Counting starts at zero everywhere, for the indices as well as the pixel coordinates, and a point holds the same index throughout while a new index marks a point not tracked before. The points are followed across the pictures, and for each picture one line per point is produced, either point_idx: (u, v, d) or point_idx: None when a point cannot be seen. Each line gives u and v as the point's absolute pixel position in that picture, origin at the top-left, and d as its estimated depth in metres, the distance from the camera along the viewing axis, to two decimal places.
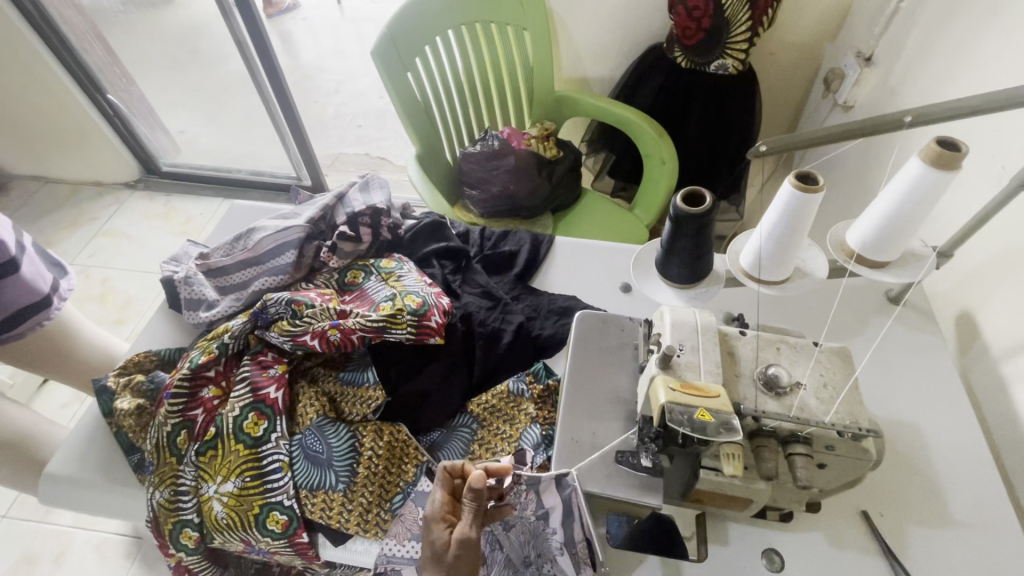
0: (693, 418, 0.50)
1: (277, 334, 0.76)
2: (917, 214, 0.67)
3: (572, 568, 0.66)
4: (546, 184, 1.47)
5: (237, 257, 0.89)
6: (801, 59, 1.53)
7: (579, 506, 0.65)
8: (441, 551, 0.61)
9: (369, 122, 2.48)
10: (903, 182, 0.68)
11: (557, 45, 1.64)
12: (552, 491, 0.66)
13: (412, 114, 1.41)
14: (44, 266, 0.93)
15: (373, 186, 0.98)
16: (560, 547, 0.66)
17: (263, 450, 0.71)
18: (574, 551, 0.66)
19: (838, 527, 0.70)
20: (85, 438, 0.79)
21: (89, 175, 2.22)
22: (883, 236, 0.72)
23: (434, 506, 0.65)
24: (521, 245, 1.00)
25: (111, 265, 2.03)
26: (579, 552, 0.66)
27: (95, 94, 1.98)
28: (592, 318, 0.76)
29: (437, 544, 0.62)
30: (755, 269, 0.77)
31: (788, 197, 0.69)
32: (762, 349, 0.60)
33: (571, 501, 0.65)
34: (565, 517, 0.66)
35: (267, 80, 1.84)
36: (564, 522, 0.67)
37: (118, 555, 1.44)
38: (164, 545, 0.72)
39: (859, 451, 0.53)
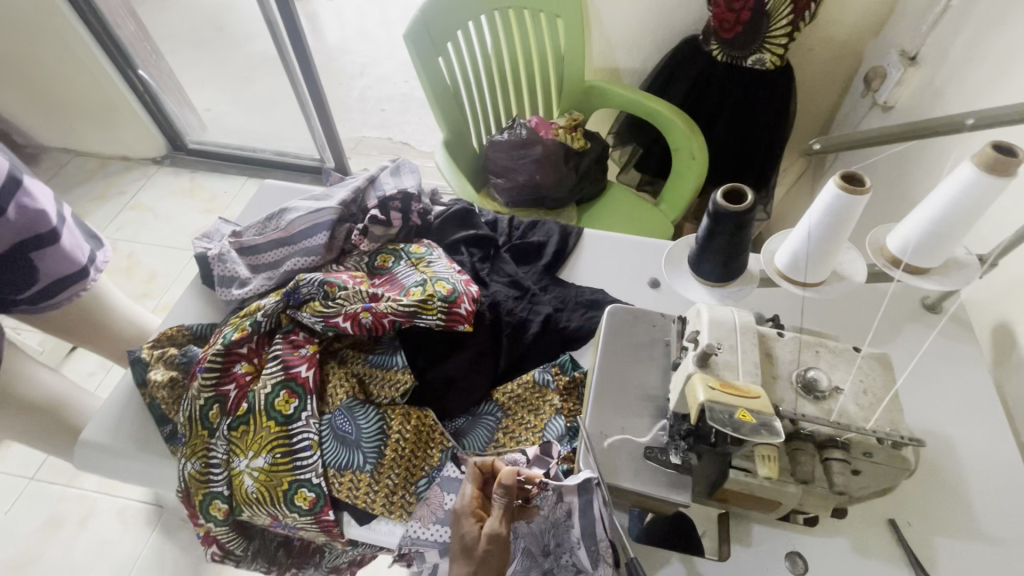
0: (733, 418, 0.49)
1: (310, 314, 0.77)
2: (963, 220, 0.66)
3: (590, 562, 0.64)
4: (572, 175, 1.46)
5: (270, 235, 0.90)
6: (840, 56, 1.49)
7: (600, 512, 0.63)
8: (471, 545, 0.62)
9: (392, 106, 2.48)
10: (952, 186, 0.66)
11: (589, 34, 1.61)
12: (573, 493, 0.65)
13: (441, 100, 1.41)
14: (82, 238, 0.95)
15: (404, 170, 0.98)
16: (577, 541, 0.65)
17: (294, 428, 0.71)
18: (592, 546, 0.64)
19: (862, 533, 0.69)
20: (119, 407, 0.81)
21: (117, 149, 2.25)
22: (927, 242, 0.70)
23: (464, 500, 0.67)
24: (549, 235, 1.00)
25: (137, 239, 2.07)
26: (599, 550, 0.63)
27: (127, 70, 2.01)
28: (623, 313, 0.75)
29: (467, 537, 0.64)
30: (790, 269, 0.76)
31: (831, 197, 0.68)
32: (801, 352, 0.59)
33: (592, 506, 0.63)
34: (584, 514, 0.64)
35: (295, 60, 1.84)
36: (583, 520, 0.64)
37: (140, 521, 1.48)
38: (194, 514, 0.74)
39: (899, 460, 0.53)
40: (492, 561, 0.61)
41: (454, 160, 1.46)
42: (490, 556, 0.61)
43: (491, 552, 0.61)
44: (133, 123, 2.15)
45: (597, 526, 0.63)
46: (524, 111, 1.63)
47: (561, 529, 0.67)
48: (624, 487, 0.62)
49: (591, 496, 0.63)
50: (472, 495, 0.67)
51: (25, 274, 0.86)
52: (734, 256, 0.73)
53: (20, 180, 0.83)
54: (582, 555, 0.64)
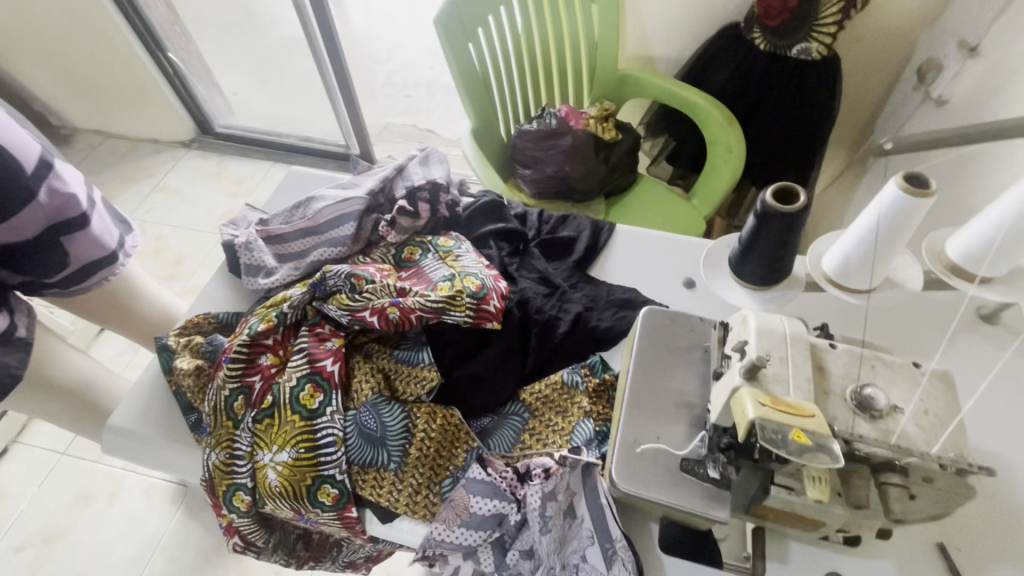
0: (787, 439, 0.46)
1: (336, 307, 0.75)
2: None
3: (602, 563, 0.62)
4: (601, 168, 1.42)
5: (297, 224, 0.89)
6: (892, 45, 1.40)
7: (608, 500, 0.65)
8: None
9: (418, 93, 2.46)
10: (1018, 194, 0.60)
11: (624, 21, 1.56)
12: (579, 481, 0.68)
13: (470, 87, 1.38)
14: (112, 223, 0.95)
15: (433, 160, 0.95)
16: (589, 538, 0.64)
17: (318, 424, 0.70)
18: (606, 546, 0.63)
19: (905, 553, 0.67)
20: (147, 393, 0.81)
21: (147, 133, 2.27)
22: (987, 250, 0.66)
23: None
24: (580, 230, 0.96)
25: (165, 221, 2.09)
26: (612, 549, 0.62)
27: (157, 52, 2.02)
28: (660, 315, 0.72)
29: None
30: (839, 275, 0.73)
31: (892, 199, 0.63)
32: (856, 367, 0.55)
33: (597, 493, 0.66)
34: (592, 503, 0.66)
35: (323, 45, 1.82)
36: (593, 511, 0.65)
37: (165, 500, 1.51)
38: (218, 504, 0.74)
39: (963, 487, 0.49)
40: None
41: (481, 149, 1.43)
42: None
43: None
44: (163, 106, 2.17)
45: (609, 521, 0.63)
46: (553, 100, 1.58)
47: (578, 533, 0.66)
48: (657, 499, 0.60)
49: (593, 486, 0.67)
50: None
51: (57, 257, 0.87)
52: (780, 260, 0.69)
53: (52, 163, 0.83)
54: (595, 553, 0.63)
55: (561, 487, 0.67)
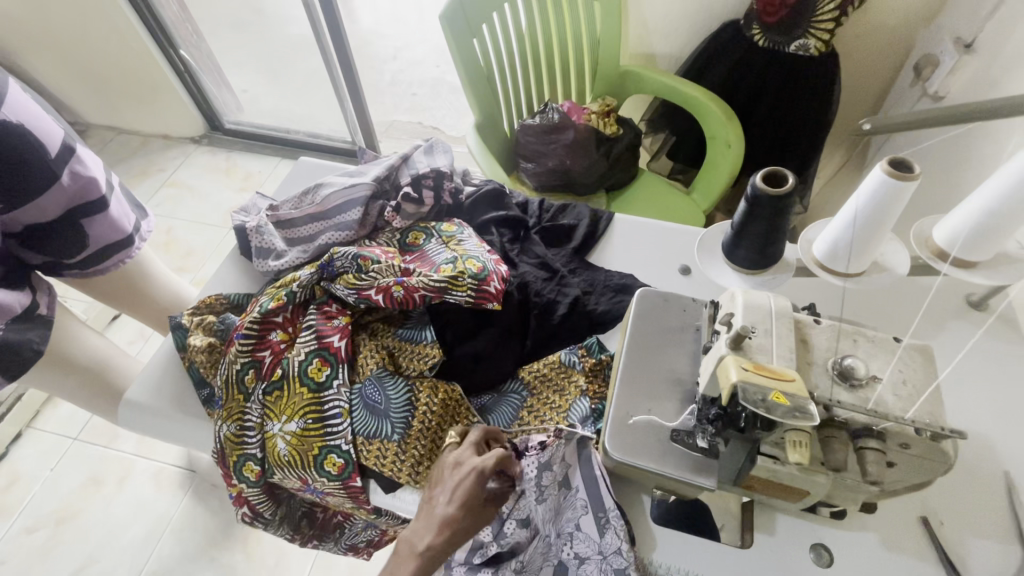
0: (766, 400, 0.49)
1: (343, 286, 0.78)
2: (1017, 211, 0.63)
3: (595, 530, 0.66)
4: (603, 162, 1.45)
5: (306, 210, 0.92)
6: (891, 42, 1.42)
7: (601, 471, 0.68)
8: (481, 506, 0.61)
9: (424, 91, 2.50)
10: (1004, 179, 0.64)
11: (627, 18, 1.58)
12: (574, 454, 0.71)
13: (475, 82, 1.41)
14: (129, 207, 0.99)
15: (437, 150, 0.99)
16: (583, 507, 0.67)
17: (326, 396, 0.73)
18: (600, 515, 0.66)
19: (889, 527, 0.69)
20: (162, 369, 0.84)
21: (158, 128, 2.32)
22: (975, 235, 0.68)
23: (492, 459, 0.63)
24: (580, 219, 0.99)
25: (176, 215, 2.13)
26: (605, 517, 0.65)
27: (168, 49, 2.06)
28: (654, 297, 0.75)
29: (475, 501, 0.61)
30: (827, 258, 0.74)
31: (878, 183, 0.65)
32: (839, 340, 0.58)
33: (591, 464, 0.69)
34: (586, 471, 0.69)
35: (331, 42, 1.86)
36: (587, 481, 0.68)
37: (174, 484, 1.55)
38: (228, 475, 0.77)
39: (938, 452, 0.52)
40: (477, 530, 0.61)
41: (485, 142, 1.46)
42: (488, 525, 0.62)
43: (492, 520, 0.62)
44: (174, 102, 2.21)
45: (603, 492, 0.66)
46: (557, 95, 1.61)
47: (573, 503, 0.69)
48: (647, 466, 0.63)
49: (588, 458, 0.70)
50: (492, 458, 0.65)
51: (77, 240, 0.90)
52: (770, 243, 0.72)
53: (73, 148, 0.87)
54: (589, 521, 0.66)
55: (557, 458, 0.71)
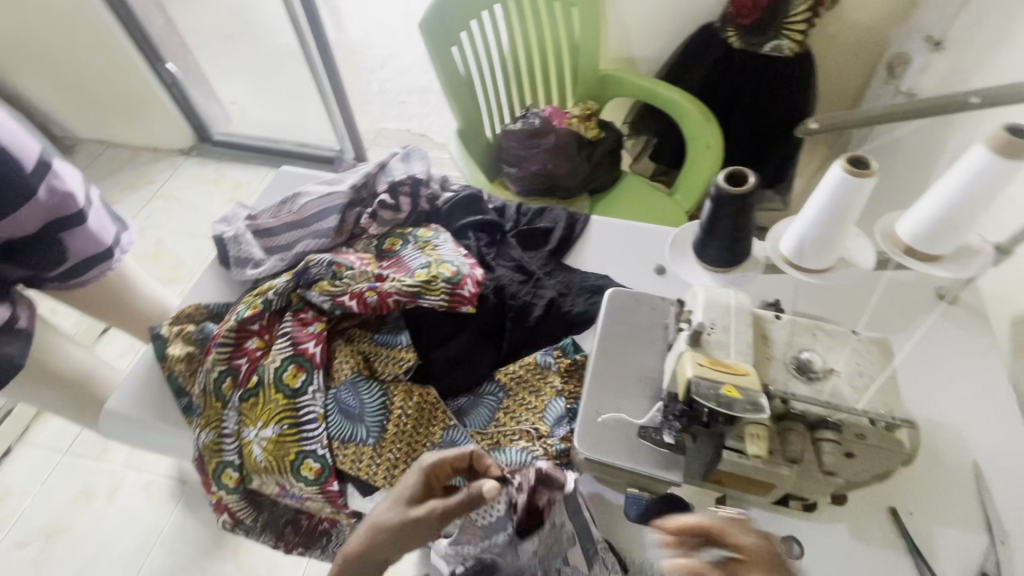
0: (719, 394, 0.51)
1: (318, 293, 0.79)
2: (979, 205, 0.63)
3: (585, 564, 0.64)
4: (585, 165, 1.45)
5: (284, 219, 0.93)
6: (865, 42, 1.45)
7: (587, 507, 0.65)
8: (405, 506, 0.65)
9: (412, 99, 2.51)
10: (965, 172, 0.63)
11: (605, 23, 1.61)
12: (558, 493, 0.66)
13: (456, 89, 1.43)
14: (108, 220, 0.99)
15: (414, 157, 1.00)
16: (570, 540, 0.65)
17: (301, 402, 0.74)
18: (587, 546, 0.64)
19: (862, 522, 0.70)
20: (140, 380, 0.85)
21: (147, 141, 2.33)
22: (939, 229, 0.67)
23: (435, 463, 0.67)
24: (557, 221, 1.00)
25: (166, 227, 2.14)
26: (596, 549, 0.64)
27: (156, 63, 2.08)
28: (625, 297, 0.76)
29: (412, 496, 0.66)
30: (796, 256, 0.72)
31: (837, 180, 0.65)
32: (796, 333, 0.59)
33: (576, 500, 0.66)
34: (574, 514, 0.65)
35: (316, 52, 1.88)
36: (574, 518, 0.65)
37: (164, 495, 1.55)
38: (207, 482, 0.78)
39: (891, 441, 0.53)
40: (401, 529, 0.64)
41: (467, 149, 1.48)
42: (414, 531, 0.65)
43: (417, 526, 0.64)
44: (163, 115, 2.23)
45: (592, 527, 0.65)
46: (538, 100, 1.63)
47: (556, 536, 0.66)
48: (618, 463, 0.64)
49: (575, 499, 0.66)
50: (444, 466, 0.68)
51: (55, 253, 0.91)
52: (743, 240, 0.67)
53: (50, 163, 0.88)
54: (577, 554, 0.65)
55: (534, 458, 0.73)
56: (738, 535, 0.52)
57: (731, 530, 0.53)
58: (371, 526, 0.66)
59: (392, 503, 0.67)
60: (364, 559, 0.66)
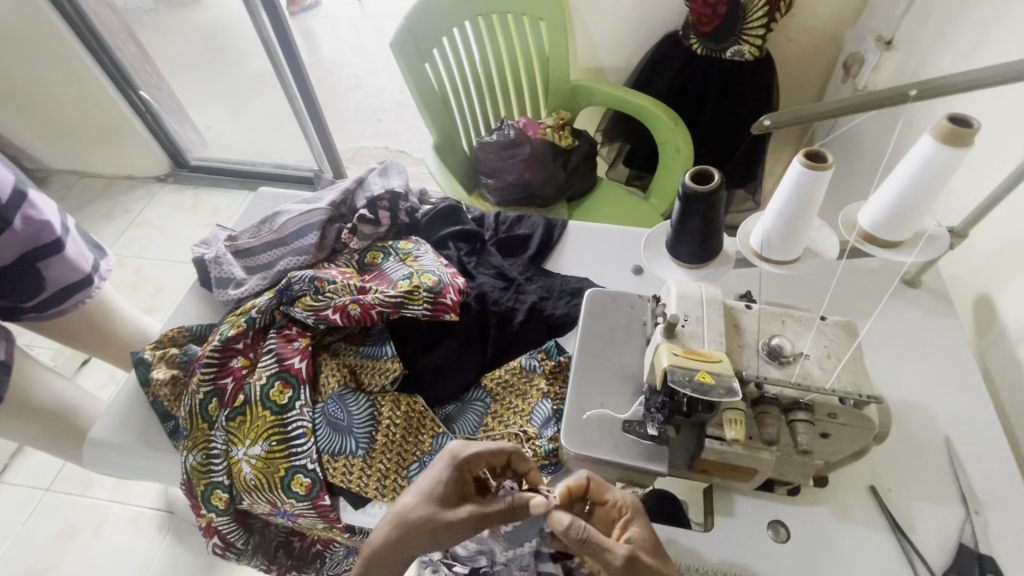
0: (694, 380, 0.54)
1: (301, 309, 0.80)
2: (931, 194, 0.63)
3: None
4: (561, 173, 1.48)
5: (264, 238, 0.94)
6: (822, 44, 1.51)
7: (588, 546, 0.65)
8: (438, 507, 0.61)
9: (389, 116, 2.52)
10: (913, 163, 0.64)
11: (573, 36, 1.65)
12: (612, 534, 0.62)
13: (430, 104, 1.45)
14: (86, 247, 0.99)
15: (392, 171, 1.02)
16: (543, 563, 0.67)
17: (288, 417, 0.75)
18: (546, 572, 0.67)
19: (843, 501, 0.72)
20: (125, 406, 0.84)
21: (122, 170, 2.31)
22: (897, 218, 0.67)
23: (475, 454, 0.64)
24: (535, 228, 1.02)
25: (144, 254, 2.12)
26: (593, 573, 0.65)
27: (129, 91, 2.07)
28: (602, 296, 0.78)
29: (443, 494, 0.62)
30: (764, 249, 0.73)
31: (797, 175, 0.66)
32: (766, 322, 0.63)
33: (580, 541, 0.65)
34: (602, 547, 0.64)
35: (290, 74, 1.89)
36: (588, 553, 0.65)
37: (151, 527, 1.52)
38: (196, 505, 0.77)
39: (861, 418, 0.56)
40: (430, 531, 0.60)
41: (444, 161, 1.50)
42: (447, 531, 0.59)
43: (452, 527, 0.59)
44: (137, 143, 2.21)
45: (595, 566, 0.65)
46: (512, 112, 1.66)
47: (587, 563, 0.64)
48: (604, 458, 0.65)
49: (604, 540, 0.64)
50: (483, 460, 0.64)
51: (32, 283, 0.91)
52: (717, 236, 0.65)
53: (25, 193, 0.88)
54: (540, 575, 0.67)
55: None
56: (609, 490, 0.63)
57: (603, 486, 0.64)
58: (396, 524, 0.61)
59: (422, 498, 0.62)
60: (382, 560, 0.60)
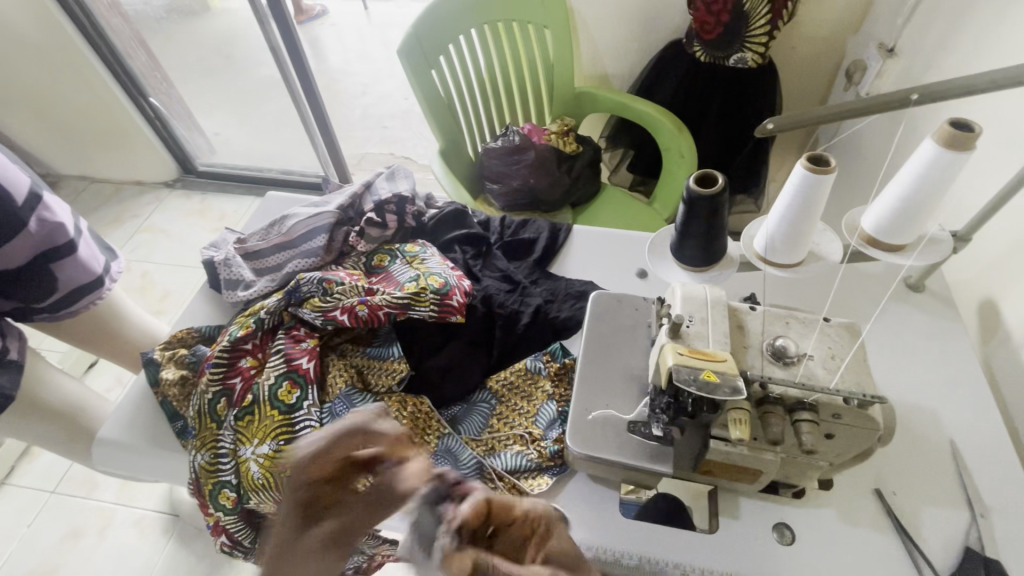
0: (698, 379, 0.54)
1: (309, 310, 0.81)
2: (932, 198, 0.64)
3: None
4: (565, 178, 1.49)
5: (273, 240, 0.95)
6: (825, 52, 1.52)
7: None
8: (282, 540, 0.47)
9: (394, 123, 2.54)
10: (914, 168, 0.64)
11: (578, 43, 1.67)
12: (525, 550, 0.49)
13: (436, 110, 1.47)
14: (98, 250, 1.01)
15: (399, 176, 1.03)
16: None
17: (296, 417, 0.75)
18: None
19: (848, 504, 0.72)
20: (133, 406, 0.85)
21: (131, 175, 2.34)
22: (898, 222, 0.68)
23: (312, 454, 0.50)
24: (540, 232, 1.03)
25: (151, 258, 2.14)
26: None
27: (139, 98, 2.10)
28: (607, 298, 0.79)
29: (289, 523, 0.48)
30: (767, 252, 0.73)
31: (800, 179, 0.67)
32: (770, 323, 0.63)
33: None
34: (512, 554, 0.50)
35: (298, 82, 1.91)
36: None
37: (156, 531, 1.52)
38: (204, 504, 0.78)
39: (865, 418, 0.57)
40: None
41: (450, 167, 1.51)
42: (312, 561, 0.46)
43: (299, 559, 0.46)
44: (146, 149, 2.24)
45: None
46: (517, 119, 1.68)
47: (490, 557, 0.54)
48: (608, 458, 0.65)
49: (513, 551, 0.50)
50: (325, 456, 0.50)
51: (45, 284, 0.92)
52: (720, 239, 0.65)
53: (40, 196, 0.89)
54: None
55: (528, 461, 0.74)
56: (517, 503, 0.50)
57: (508, 501, 0.50)
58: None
59: (275, 538, 0.48)
60: None
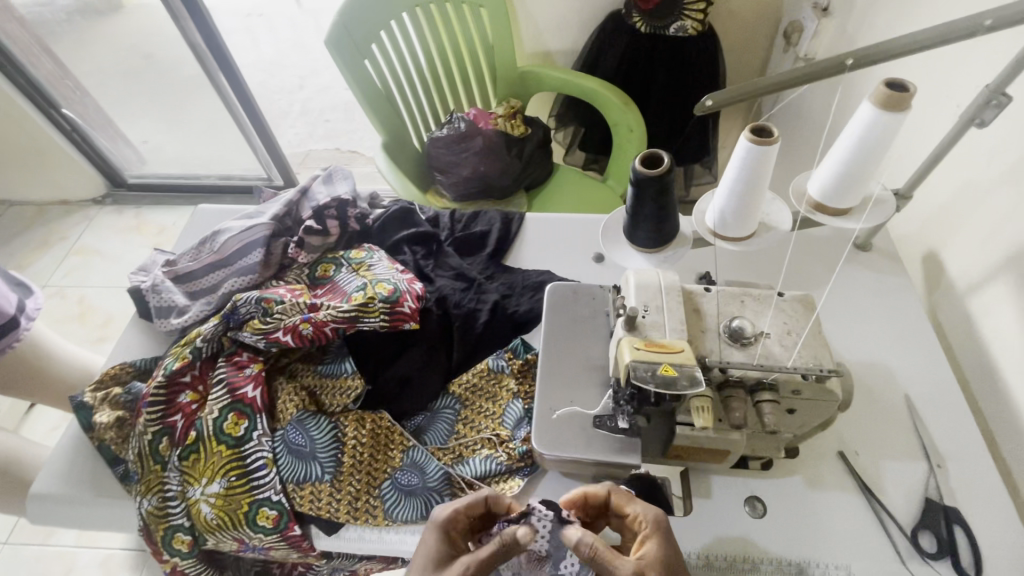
0: (656, 373, 0.53)
1: (250, 333, 0.76)
2: (871, 160, 0.63)
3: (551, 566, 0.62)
4: (516, 162, 1.44)
5: (204, 260, 0.89)
6: (762, 15, 1.51)
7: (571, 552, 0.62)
8: None
9: (336, 116, 2.43)
10: (854, 130, 0.63)
11: (516, 20, 1.61)
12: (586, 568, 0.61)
13: (374, 102, 1.40)
14: (6, 287, 0.92)
15: (336, 178, 0.98)
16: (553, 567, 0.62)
17: (246, 450, 0.71)
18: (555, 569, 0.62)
19: (815, 468, 0.73)
20: (68, 455, 0.78)
21: (54, 194, 2.16)
22: (842, 185, 0.67)
23: (451, 512, 0.61)
24: (491, 224, 0.99)
25: (87, 282, 2.00)
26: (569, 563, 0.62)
27: (50, 110, 1.92)
28: (564, 290, 0.77)
29: None
30: (720, 227, 0.72)
31: (744, 152, 0.64)
32: (728, 303, 0.63)
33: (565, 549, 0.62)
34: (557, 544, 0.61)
35: (224, 81, 1.79)
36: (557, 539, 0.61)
37: (124, 568, 1.45)
38: (157, 551, 0.73)
39: (824, 392, 0.57)
40: None
41: (395, 160, 1.45)
42: None
43: None
44: (68, 166, 2.07)
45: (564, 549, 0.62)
46: (461, 104, 1.62)
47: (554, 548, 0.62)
48: (576, 457, 0.64)
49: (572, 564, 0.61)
50: (461, 513, 0.61)
51: None
52: (668, 221, 0.63)
53: None
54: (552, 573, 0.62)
55: (497, 465, 0.72)
56: (630, 503, 0.61)
57: (622, 501, 0.62)
58: None
59: None
60: None
